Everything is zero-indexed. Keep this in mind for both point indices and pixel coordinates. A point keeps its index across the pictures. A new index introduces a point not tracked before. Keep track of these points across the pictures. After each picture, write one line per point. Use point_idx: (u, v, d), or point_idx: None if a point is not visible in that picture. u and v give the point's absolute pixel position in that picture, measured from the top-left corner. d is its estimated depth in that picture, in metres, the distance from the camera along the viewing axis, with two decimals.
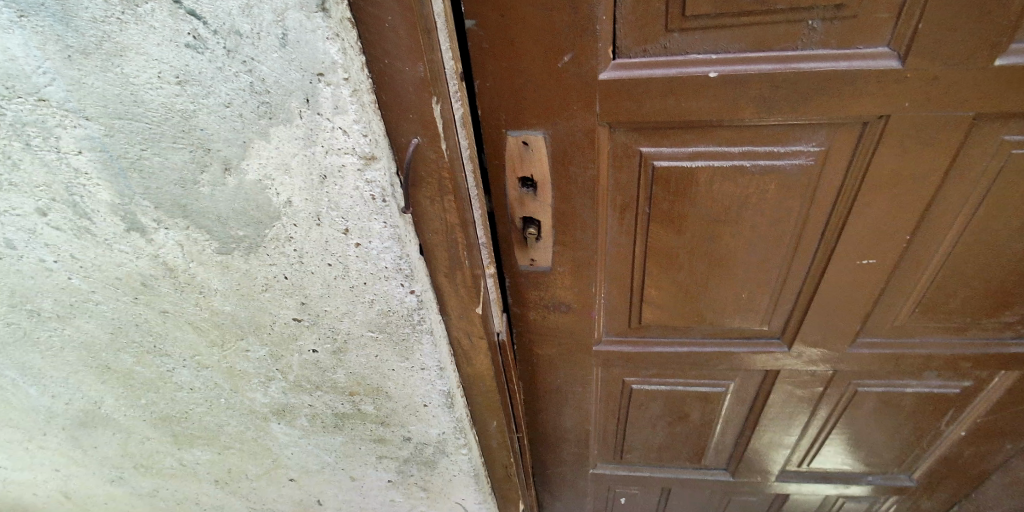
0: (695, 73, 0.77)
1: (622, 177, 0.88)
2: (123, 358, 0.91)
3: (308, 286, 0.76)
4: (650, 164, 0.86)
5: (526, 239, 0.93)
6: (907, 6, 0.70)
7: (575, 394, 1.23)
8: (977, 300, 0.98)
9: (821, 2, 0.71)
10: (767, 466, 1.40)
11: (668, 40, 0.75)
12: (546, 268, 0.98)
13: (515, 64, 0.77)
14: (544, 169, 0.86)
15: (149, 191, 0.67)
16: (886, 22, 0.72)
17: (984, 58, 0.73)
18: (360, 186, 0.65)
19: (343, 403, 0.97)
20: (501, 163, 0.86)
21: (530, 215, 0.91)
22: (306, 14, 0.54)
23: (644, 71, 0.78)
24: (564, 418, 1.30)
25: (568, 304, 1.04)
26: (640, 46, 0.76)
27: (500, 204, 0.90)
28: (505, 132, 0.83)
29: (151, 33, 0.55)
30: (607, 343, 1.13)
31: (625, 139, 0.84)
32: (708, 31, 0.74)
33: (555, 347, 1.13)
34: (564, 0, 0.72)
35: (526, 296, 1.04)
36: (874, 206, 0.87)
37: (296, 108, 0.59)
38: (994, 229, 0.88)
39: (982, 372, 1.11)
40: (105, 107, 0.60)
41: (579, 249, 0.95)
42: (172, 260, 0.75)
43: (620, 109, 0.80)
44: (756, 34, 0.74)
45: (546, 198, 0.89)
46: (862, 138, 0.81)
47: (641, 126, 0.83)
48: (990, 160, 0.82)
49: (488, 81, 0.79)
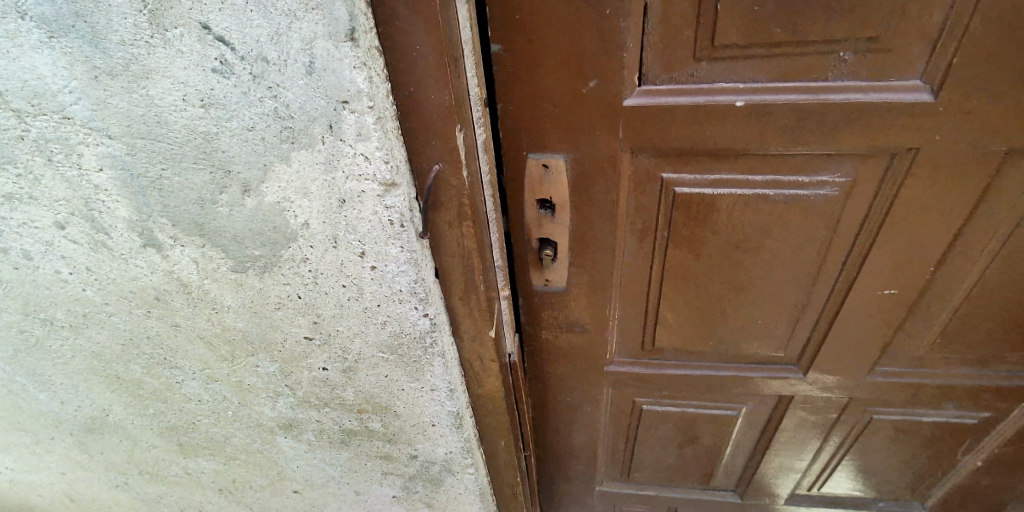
0: (721, 101, 0.76)
1: (643, 202, 0.87)
2: (133, 368, 0.91)
3: (321, 306, 0.76)
4: (671, 189, 0.86)
5: (541, 261, 0.93)
6: (941, 40, 0.69)
7: (584, 413, 1.22)
8: (999, 333, 0.96)
9: (853, 35, 0.70)
10: (776, 490, 1.39)
11: (696, 69, 0.74)
12: (560, 289, 0.98)
13: (540, 88, 0.77)
14: (563, 192, 0.86)
15: (168, 209, 0.67)
16: (920, 56, 0.71)
17: (1019, 93, 0.71)
18: (378, 211, 0.65)
19: (350, 420, 0.97)
20: (520, 184, 0.86)
21: (546, 237, 0.91)
22: (334, 43, 0.54)
23: (670, 98, 0.77)
24: (572, 436, 1.29)
25: (581, 324, 1.04)
26: (667, 73, 0.75)
27: (517, 224, 0.90)
28: (525, 155, 0.83)
29: (178, 57, 0.55)
30: (619, 363, 1.12)
31: (647, 164, 0.84)
32: (737, 61, 0.73)
33: (567, 366, 1.12)
34: (592, 26, 0.72)
35: (539, 316, 1.03)
36: (897, 237, 0.86)
37: (319, 134, 0.59)
38: (1021, 263, 0.87)
39: (1000, 404, 1.09)
40: (128, 127, 0.60)
41: (596, 271, 0.95)
42: (187, 276, 0.75)
43: (644, 135, 0.80)
44: (786, 65, 0.73)
45: (563, 221, 0.89)
46: (889, 170, 0.80)
47: (664, 151, 0.82)
48: (1021, 196, 0.80)
49: (511, 104, 0.79)
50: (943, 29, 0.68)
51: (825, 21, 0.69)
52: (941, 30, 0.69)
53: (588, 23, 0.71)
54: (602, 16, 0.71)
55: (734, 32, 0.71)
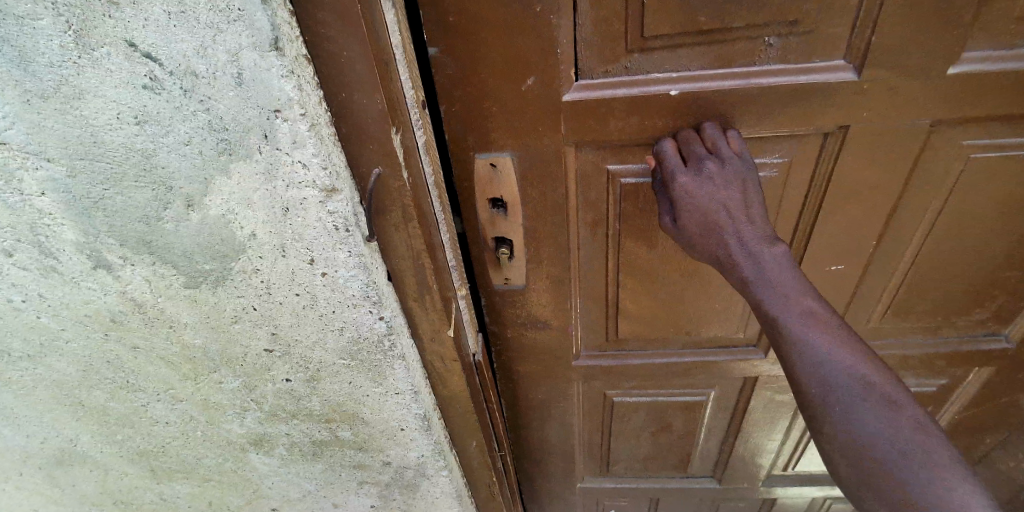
0: (656, 92, 0.79)
1: (592, 195, 0.90)
2: (96, 395, 0.90)
3: (277, 316, 0.77)
4: (618, 182, 0.88)
5: (498, 259, 0.95)
6: (861, 19, 0.72)
7: (558, 409, 1.24)
8: (951, 299, 0.99)
9: (775, 20, 0.73)
10: (754, 472, 1.41)
11: (629, 62, 0.77)
12: (521, 286, 1.00)
13: (481, 89, 0.79)
14: (513, 190, 0.88)
15: (114, 229, 0.67)
16: (841, 35, 0.74)
17: (940, 66, 0.74)
18: (323, 217, 0.66)
19: (320, 431, 0.97)
20: (471, 185, 0.88)
21: (502, 236, 0.93)
22: (260, 54, 0.55)
23: (607, 91, 0.79)
24: (548, 434, 1.30)
25: (545, 321, 1.05)
26: (601, 67, 0.78)
27: (472, 225, 0.92)
28: (473, 156, 0.85)
29: (108, 76, 0.56)
30: (587, 358, 1.14)
31: (592, 158, 0.86)
32: (667, 51, 0.76)
33: (536, 363, 1.14)
34: (525, 28, 0.74)
35: (503, 315, 1.05)
36: (840, 213, 0.89)
37: (255, 144, 0.61)
38: (963, 229, 0.90)
39: (958, 370, 1.12)
40: (66, 148, 0.60)
41: (553, 266, 0.97)
42: (140, 295, 0.75)
43: (585, 128, 0.82)
44: (715, 52, 0.76)
45: (517, 219, 0.91)
46: (825, 148, 0.83)
47: (608, 144, 0.84)
48: (952, 165, 0.84)
49: (454, 107, 0.81)
50: (862, 6, 0.71)
51: (747, 8, 0.72)
52: (858, 8, 0.71)
53: (523, 25, 0.73)
54: (534, 16, 0.73)
55: (661, 24, 0.74)
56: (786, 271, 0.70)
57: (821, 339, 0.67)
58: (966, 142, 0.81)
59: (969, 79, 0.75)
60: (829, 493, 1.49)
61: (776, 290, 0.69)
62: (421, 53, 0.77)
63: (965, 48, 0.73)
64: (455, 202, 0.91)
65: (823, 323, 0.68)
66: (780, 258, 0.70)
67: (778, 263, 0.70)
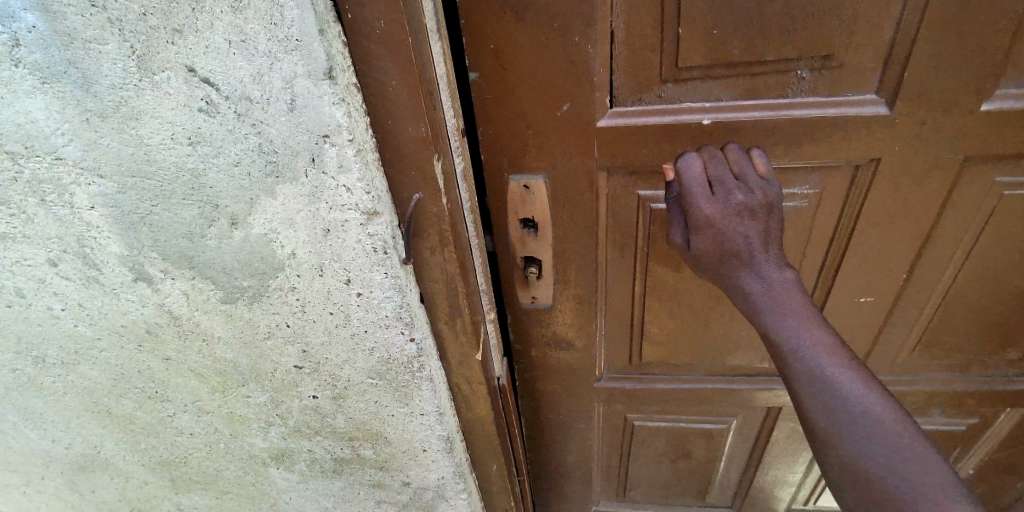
0: (689, 120, 0.79)
1: (621, 218, 0.90)
2: (125, 403, 0.91)
3: (309, 334, 0.78)
4: (648, 206, 0.88)
5: (527, 278, 0.95)
6: (892, 55, 0.73)
7: (576, 430, 1.23)
8: (980, 336, 0.98)
9: (809, 55, 0.73)
10: (772, 504, 1.38)
11: (663, 90, 0.78)
12: (548, 306, 1.00)
13: (516, 113, 0.80)
14: (544, 210, 0.89)
15: (158, 244, 0.69)
16: (873, 70, 0.74)
17: (970, 103, 0.74)
18: (362, 239, 0.67)
19: (342, 448, 0.97)
20: (504, 205, 0.89)
21: (531, 255, 0.94)
22: (314, 82, 0.57)
23: (640, 119, 0.80)
24: (565, 455, 1.29)
25: (569, 341, 1.05)
26: (636, 95, 0.79)
27: (502, 244, 0.93)
28: (506, 176, 0.86)
29: (166, 98, 0.58)
30: (608, 380, 1.13)
31: (623, 183, 0.86)
32: (700, 81, 0.77)
33: (557, 383, 1.14)
34: (563, 58, 0.75)
35: (528, 334, 1.05)
36: (869, 245, 0.89)
37: (302, 167, 0.62)
38: (993, 265, 0.89)
39: (987, 409, 1.10)
40: (119, 165, 0.62)
41: (580, 288, 0.97)
42: (177, 308, 0.76)
43: (617, 154, 0.83)
44: (748, 84, 0.76)
45: (546, 239, 0.91)
46: (855, 180, 0.83)
47: (639, 169, 0.84)
48: (983, 201, 0.83)
49: (490, 129, 0.82)
50: (893, 44, 0.72)
51: (781, 43, 0.73)
52: (890, 47, 0.72)
53: (561, 55, 0.75)
54: (573, 45, 0.74)
55: (697, 53, 0.74)
56: (795, 297, 0.69)
57: (826, 363, 0.66)
58: (997, 179, 0.81)
59: (1000, 117, 0.75)
60: None
61: (783, 312, 0.68)
62: (462, 77, 0.78)
63: (995, 87, 0.74)
64: (487, 221, 0.92)
65: (829, 347, 0.67)
66: (787, 282, 0.70)
67: (785, 285, 0.70)
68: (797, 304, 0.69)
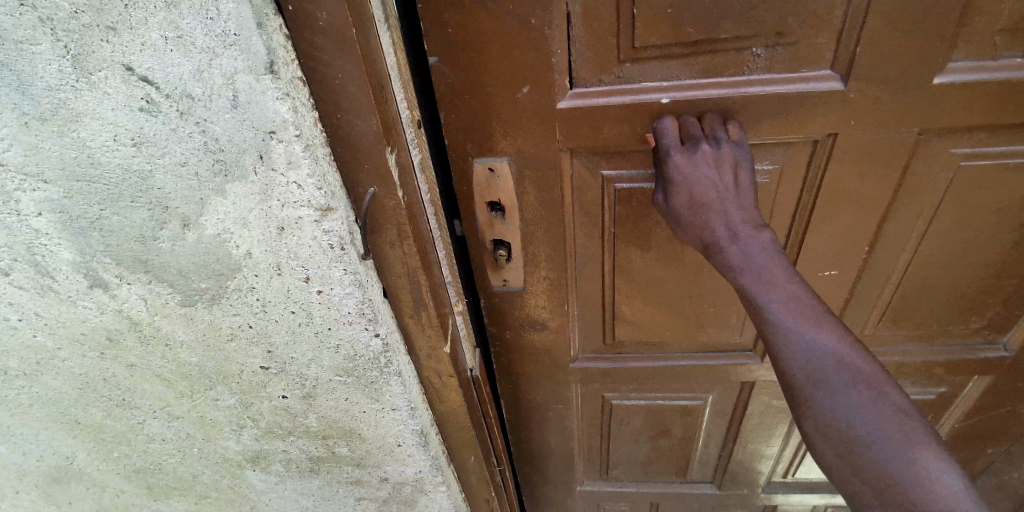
0: (647, 100, 0.78)
1: (587, 201, 0.89)
2: (92, 412, 0.89)
3: (273, 334, 0.77)
4: (612, 187, 0.88)
5: (497, 261, 0.95)
6: (846, 30, 0.72)
7: (556, 411, 1.24)
8: (944, 307, 0.98)
9: (762, 32, 0.73)
10: (753, 479, 1.39)
11: (622, 71, 0.77)
12: (520, 288, 1.00)
13: (476, 100, 0.80)
14: (510, 194, 0.88)
15: (110, 248, 0.67)
16: (827, 46, 0.73)
17: (924, 77, 0.74)
18: (318, 236, 0.66)
19: (317, 447, 0.97)
20: (470, 189, 0.89)
21: (500, 238, 0.94)
22: (255, 77, 0.56)
23: (601, 99, 0.79)
24: (547, 437, 1.30)
25: (543, 323, 1.05)
26: (596, 76, 0.78)
27: (471, 228, 0.93)
28: (471, 160, 0.86)
29: (105, 99, 0.57)
30: (584, 360, 1.13)
31: (587, 164, 0.86)
32: (657, 61, 0.76)
33: (534, 366, 1.14)
34: (518, 43, 0.75)
35: (502, 316, 1.05)
36: (832, 220, 0.88)
37: (250, 165, 0.61)
38: (956, 236, 0.89)
39: (956, 378, 1.11)
40: (63, 170, 0.61)
41: (551, 269, 0.97)
42: (136, 314, 0.75)
43: (580, 136, 0.82)
44: (705, 62, 0.76)
45: (514, 222, 0.91)
46: (814, 155, 0.82)
47: (601, 150, 0.84)
48: (943, 173, 0.82)
49: (453, 114, 0.82)
50: (846, 17, 0.71)
51: (733, 21, 0.72)
52: (843, 21, 0.71)
53: (515, 41, 0.74)
54: (528, 28, 0.73)
55: (654, 34, 0.74)
56: (774, 261, 0.67)
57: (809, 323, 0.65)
58: (955, 151, 0.80)
59: (955, 89, 0.74)
60: (829, 501, 1.47)
61: (761, 273, 0.67)
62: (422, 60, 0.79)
63: (949, 60, 0.73)
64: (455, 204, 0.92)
65: (806, 308, 0.65)
66: (764, 244, 0.68)
67: (762, 248, 0.68)
68: (775, 264, 0.67)
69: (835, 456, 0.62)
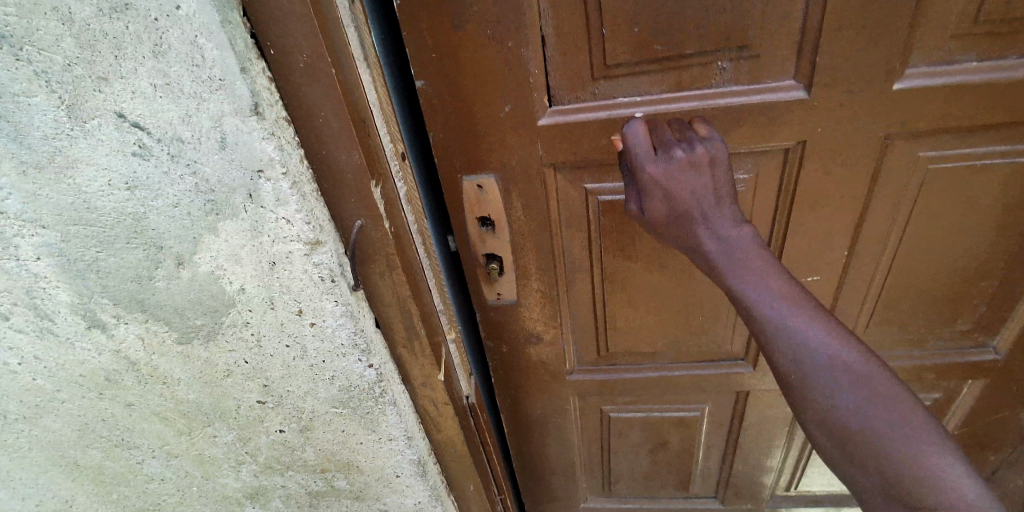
0: (623, 114, 0.81)
1: (574, 215, 0.91)
2: (91, 454, 0.88)
3: (268, 369, 0.79)
4: (595, 200, 0.90)
5: (489, 274, 0.97)
6: (805, 42, 0.75)
7: (555, 425, 1.24)
8: (930, 308, 0.99)
9: (726, 46, 0.76)
10: (756, 491, 1.38)
11: (597, 88, 0.80)
12: (513, 301, 1.01)
13: (458, 121, 0.83)
14: (499, 208, 0.90)
15: (107, 289, 0.69)
16: (789, 58, 0.76)
17: (885, 82, 0.76)
18: (308, 269, 0.68)
19: (315, 481, 0.97)
20: (460, 205, 0.91)
21: (492, 252, 0.95)
22: (241, 119, 0.59)
23: (579, 115, 0.82)
24: (549, 452, 1.30)
25: (538, 335, 1.07)
26: (573, 93, 0.81)
27: (463, 243, 0.95)
28: (460, 176, 0.88)
29: (100, 145, 0.59)
30: (580, 372, 1.14)
31: (569, 179, 0.88)
32: (630, 77, 0.79)
33: (532, 380, 1.15)
34: (494, 68, 0.78)
35: (497, 330, 1.07)
36: (812, 227, 0.90)
37: (240, 203, 0.63)
38: (931, 236, 0.90)
39: (948, 383, 1.11)
40: (61, 216, 0.63)
41: (542, 282, 0.99)
42: (134, 353, 0.76)
43: (562, 151, 0.85)
44: (676, 77, 0.78)
45: (504, 235, 0.93)
46: (787, 163, 0.84)
47: (583, 163, 0.86)
48: (912, 177, 0.84)
49: (440, 132, 0.84)
50: (804, 30, 0.74)
51: (698, 38, 0.75)
52: (801, 32, 0.74)
53: (492, 65, 0.78)
54: (504, 53, 0.77)
55: (622, 53, 0.77)
56: (753, 254, 0.66)
57: (794, 319, 0.63)
58: (922, 153, 0.82)
59: (915, 94, 0.77)
60: None
61: (745, 272, 0.66)
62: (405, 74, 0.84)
63: (906, 66, 0.76)
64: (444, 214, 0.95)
65: (794, 301, 0.64)
66: (745, 239, 0.67)
67: (743, 242, 0.67)
68: (755, 259, 0.66)
69: (835, 449, 0.62)
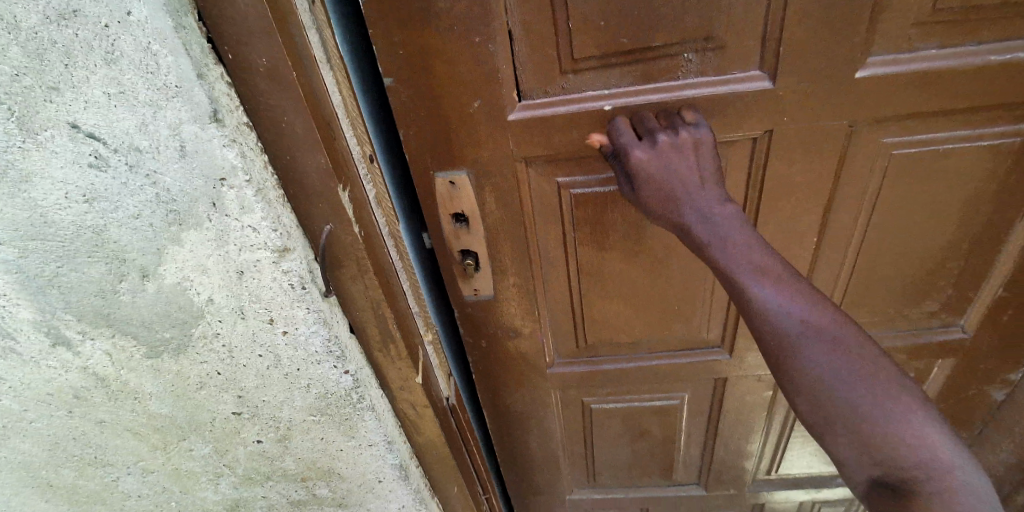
0: (591, 108, 0.81)
1: (547, 209, 0.91)
2: (64, 474, 0.85)
3: (241, 379, 0.77)
4: (568, 193, 0.89)
5: (465, 270, 0.97)
6: (769, 32, 0.75)
7: (537, 419, 1.24)
8: (900, 290, 1.01)
9: (691, 38, 0.76)
10: (738, 476, 1.39)
11: (566, 82, 0.80)
12: (491, 296, 1.01)
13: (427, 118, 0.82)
14: (472, 204, 0.90)
15: (70, 305, 0.67)
16: (754, 48, 0.77)
17: (849, 72, 0.77)
18: (277, 276, 0.67)
19: (297, 490, 0.96)
20: (433, 202, 0.90)
21: (466, 248, 0.95)
22: (200, 126, 0.58)
23: (547, 110, 0.81)
24: (532, 446, 1.30)
25: (516, 329, 1.06)
26: (542, 88, 0.81)
27: (439, 240, 0.95)
28: (432, 174, 0.88)
29: (54, 157, 0.57)
30: (560, 365, 1.14)
31: (542, 173, 0.88)
32: (598, 71, 0.79)
33: (512, 374, 1.15)
34: (461, 66, 0.78)
35: (476, 327, 1.07)
36: (784, 214, 0.91)
37: (204, 212, 0.62)
38: (898, 219, 0.91)
39: (921, 363, 1.13)
40: (16, 230, 0.60)
41: (519, 276, 0.98)
42: (102, 369, 0.74)
43: (533, 146, 0.84)
44: (643, 70, 0.79)
45: (478, 232, 0.93)
46: (754, 151, 0.85)
47: (554, 158, 0.86)
48: (876, 163, 0.86)
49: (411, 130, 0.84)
50: (767, 21, 0.74)
51: (663, 30, 0.75)
52: (766, 22, 0.75)
53: (459, 64, 0.77)
54: (470, 50, 0.76)
55: (588, 47, 0.77)
56: (736, 230, 0.67)
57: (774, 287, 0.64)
58: (886, 140, 0.84)
59: (877, 81, 0.78)
60: (816, 497, 1.47)
61: (728, 245, 0.66)
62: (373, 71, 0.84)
63: (868, 55, 0.76)
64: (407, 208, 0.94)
65: (774, 272, 0.65)
66: (729, 216, 0.68)
67: (726, 217, 0.68)
68: (739, 232, 0.67)
69: (809, 412, 0.63)
